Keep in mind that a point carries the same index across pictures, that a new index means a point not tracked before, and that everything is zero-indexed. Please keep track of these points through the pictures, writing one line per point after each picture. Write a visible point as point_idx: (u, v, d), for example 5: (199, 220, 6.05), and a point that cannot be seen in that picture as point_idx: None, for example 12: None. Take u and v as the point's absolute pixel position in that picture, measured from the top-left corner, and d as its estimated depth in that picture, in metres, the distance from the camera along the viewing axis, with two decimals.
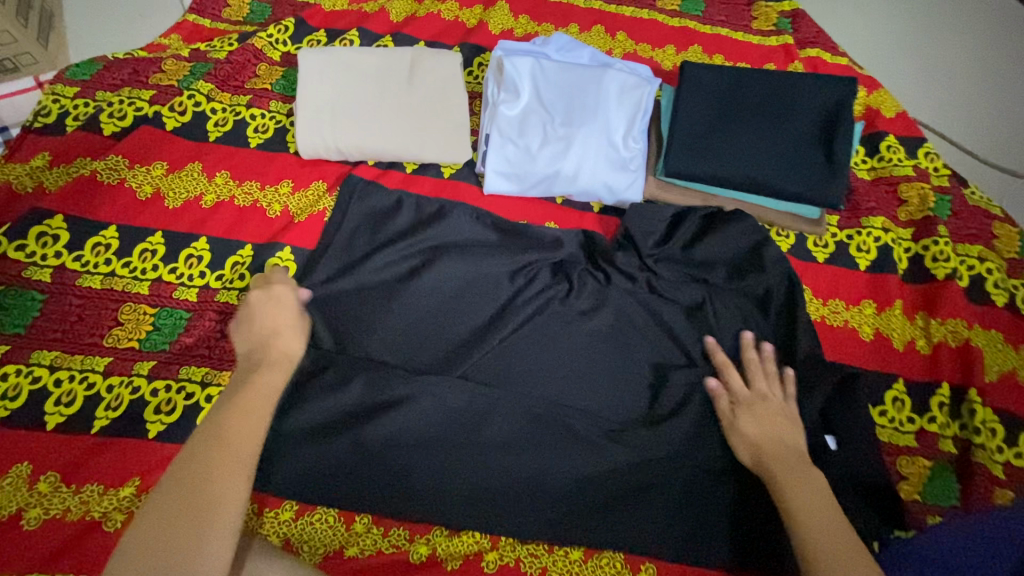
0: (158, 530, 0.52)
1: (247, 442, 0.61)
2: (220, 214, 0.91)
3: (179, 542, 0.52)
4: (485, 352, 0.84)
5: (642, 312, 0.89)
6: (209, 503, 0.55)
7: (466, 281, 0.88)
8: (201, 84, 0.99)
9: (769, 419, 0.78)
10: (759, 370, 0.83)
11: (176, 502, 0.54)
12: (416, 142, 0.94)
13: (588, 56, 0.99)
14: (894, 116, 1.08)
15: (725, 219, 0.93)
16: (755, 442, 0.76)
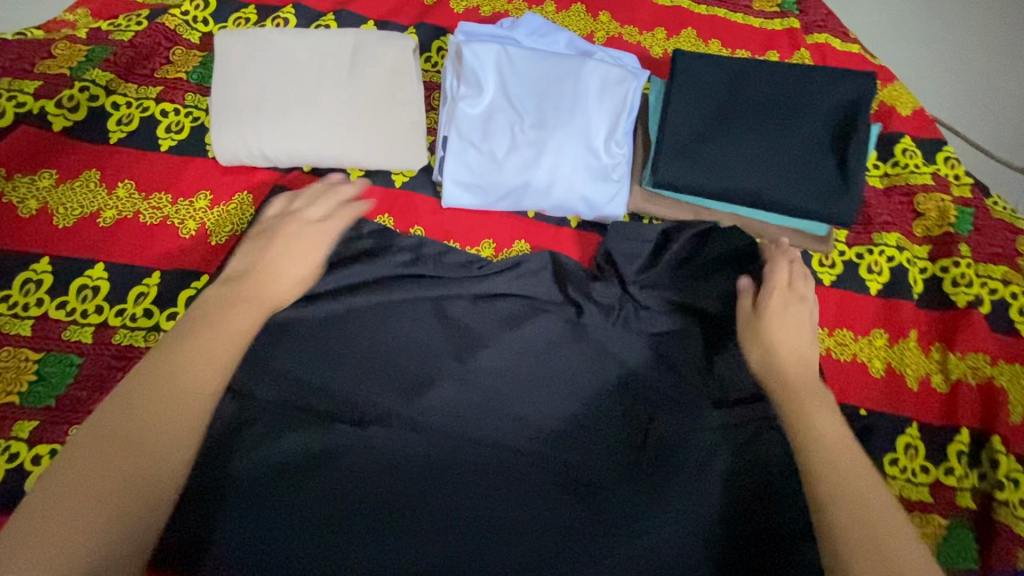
0: (81, 496, 0.45)
1: (195, 372, 0.56)
2: (122, 234, 0.76)
3: (112, 476, 0.47)
4: (435, 396, 0.69)
5: (627, 347, 0.74)
6: (145, 441, 0.50)
7: (405, 320, 0.74)
8: (99, 73, 0.82)
9: (791, 326, 0.74)
10: (777, 298, 0.75)
11: (112, 430, 0.50)
12: (359, 146, 0.79)
13: (565, 42, 0.84)
14: (911, 114, 0.95)
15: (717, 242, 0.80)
16: (774, 357, 0.71)
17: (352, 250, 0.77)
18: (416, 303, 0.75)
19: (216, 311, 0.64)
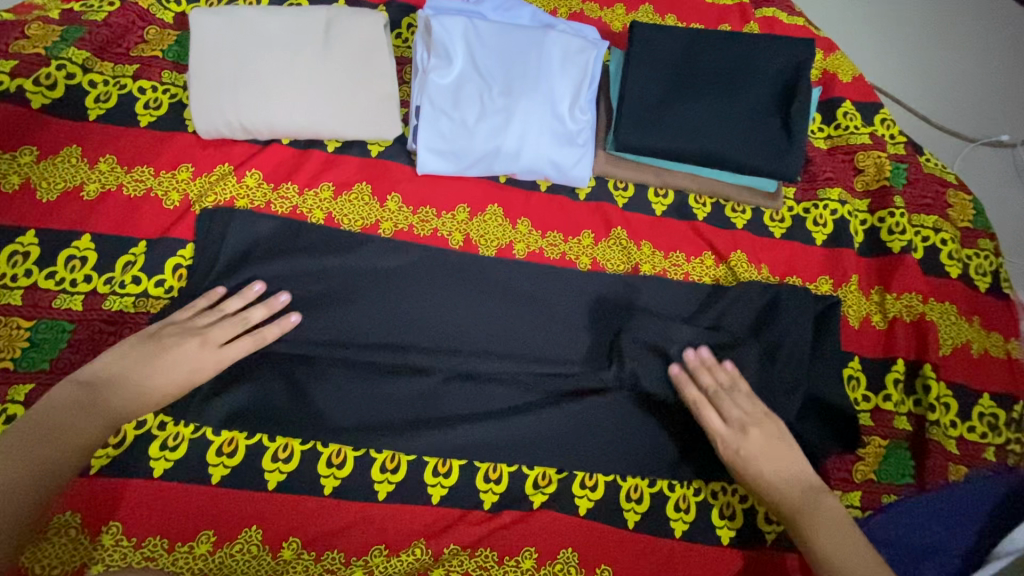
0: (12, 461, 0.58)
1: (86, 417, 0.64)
2: (105, 208, 0.78)
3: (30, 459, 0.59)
4: (435, 378, 0.76)
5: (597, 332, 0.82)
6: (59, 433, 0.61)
7: (403, 359, 0.76)
8: (74, 53, 0.84)
9: (773, 451, 0.73)
10: (744, 445, 0.73)
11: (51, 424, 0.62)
12: (334, 116, 0.83)
13: (529, 16, 0.89)
14: (851, 79, 1.03)
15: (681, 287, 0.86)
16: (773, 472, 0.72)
17: (359, 317, 0.77)
18: (415, 360, 0.76)
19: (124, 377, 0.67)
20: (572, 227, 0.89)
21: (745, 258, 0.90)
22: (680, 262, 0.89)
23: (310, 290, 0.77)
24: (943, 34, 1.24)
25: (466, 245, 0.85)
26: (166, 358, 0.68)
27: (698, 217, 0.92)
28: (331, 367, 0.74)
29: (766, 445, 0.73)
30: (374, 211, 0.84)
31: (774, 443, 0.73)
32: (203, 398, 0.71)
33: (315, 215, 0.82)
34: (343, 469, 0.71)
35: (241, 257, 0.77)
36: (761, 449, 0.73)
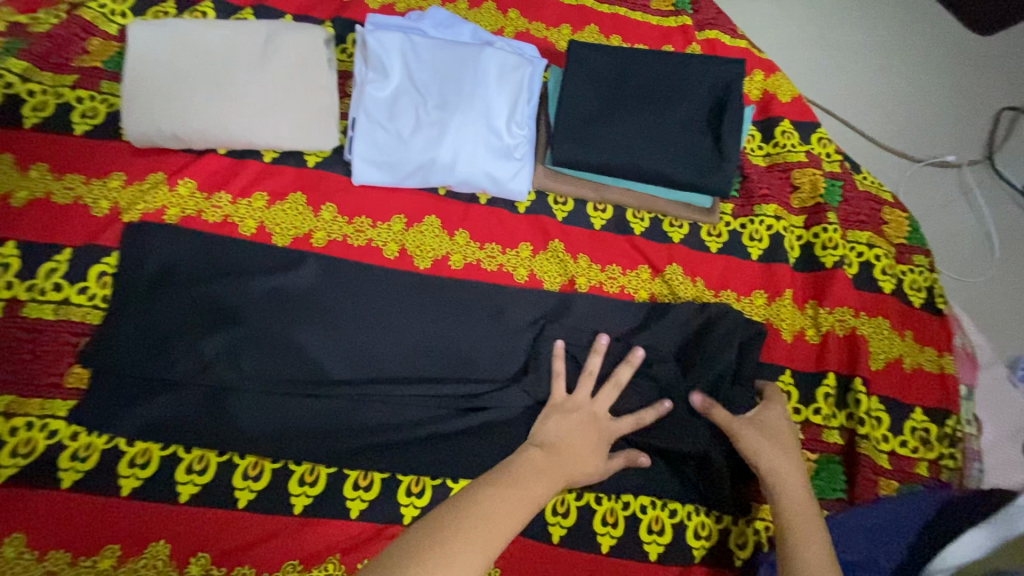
0: None
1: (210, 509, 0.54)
2: (33, 214, 0.78)
3: None
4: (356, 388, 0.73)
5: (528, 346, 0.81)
6: None
7: (326, 369, 0.74)
8: (14, 62, 0.85)
9: (779, 459, 0.70)
10: (752, 441, 0.71)
11: None
12: (270, 127, 0.83)
13: (468, 33, 0.91)
14: (790, 99, 1.06)
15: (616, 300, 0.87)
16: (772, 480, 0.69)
17: (282, 325, 0.75)
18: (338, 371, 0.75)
19: None
20: (510, 239, 0.90)
21: (680, 271, 0.91)
22: (616, 275, 0.89)
23: (233, 296, 0.75)
24: (887, 58, 1.28)
25: (401, 255, 0.85)
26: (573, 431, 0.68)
27: (636, 231, 0.93)
28: (249, 377, 0.72)
29: (789, 452, 0.71)
30: (308, 220, 0.84)
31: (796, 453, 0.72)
32: (116, 408, 0.70)
33: (246, 224, 0.82)
34: (259, 482, 0.71)
35: (164, 265, 0.76)
36: (775, 455, 0.70)
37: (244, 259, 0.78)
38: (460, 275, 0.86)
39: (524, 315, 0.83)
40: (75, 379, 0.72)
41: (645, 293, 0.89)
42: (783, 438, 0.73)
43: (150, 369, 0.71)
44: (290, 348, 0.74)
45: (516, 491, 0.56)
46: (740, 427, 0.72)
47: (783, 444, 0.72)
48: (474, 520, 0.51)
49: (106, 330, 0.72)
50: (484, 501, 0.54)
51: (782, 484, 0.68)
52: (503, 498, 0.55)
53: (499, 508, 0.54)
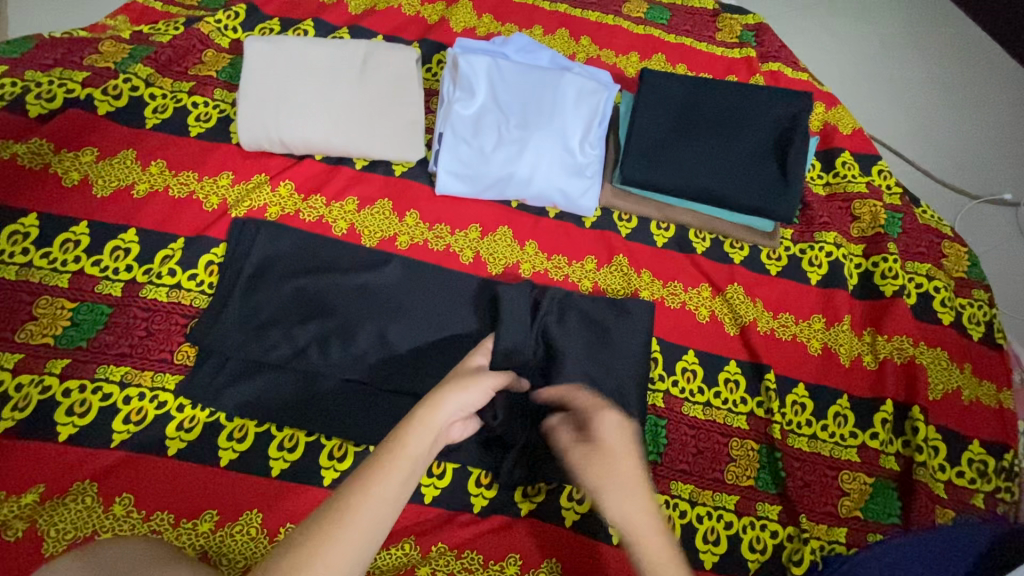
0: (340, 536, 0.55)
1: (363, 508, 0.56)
2: (152, 206, 0.86)
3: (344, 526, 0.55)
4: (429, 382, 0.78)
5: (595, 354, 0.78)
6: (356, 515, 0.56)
7: (401, 363, 0.79)
8: (139, 68, 0.93)
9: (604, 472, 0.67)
10: (597, 464, 0.68)
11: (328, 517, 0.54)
12: (364, 137, 0.91)
13: (548, 58, 0.97)
14: (851, 132, 1.09)
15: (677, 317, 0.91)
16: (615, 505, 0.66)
17: (366, 319, 0.81)
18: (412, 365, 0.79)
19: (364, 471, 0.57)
20: (577, 252, 0.94)
21: (741, 291, 0.94)
22: (678, 291, 0.93)
23: (325, 290, 0.82)
24: (946, 95, 1.30)
25: (476, 261, 0.91)
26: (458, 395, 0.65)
27: (698, 251, 0.97)
28: (338, 364, 0.77)
29: (624, 488, 0.66)
30: (393, 225, 0.91)
31: (634, 481, 0.66)
32: (218, 386, 0.76)
33: (339, 225, 0.89)
34: (343, 463, 0.76)
35: (264, 257, 0.83)
36: (619, 492, 0.66)
37: (339, 257, 0.85)
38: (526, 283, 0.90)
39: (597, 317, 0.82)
40: (183, 357, 0.79)
41: (706, 311, 0.92)
42: (613, 471, 0.67)
43: (249, 351, 0.77)
44: (372, 341, 0.79)
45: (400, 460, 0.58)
46: (573, 451, 0.70)
47: (605, 455, 0.69)
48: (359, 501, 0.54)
49: (211, 314, 0.79)
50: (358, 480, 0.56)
51: (621, 504, 0.65)
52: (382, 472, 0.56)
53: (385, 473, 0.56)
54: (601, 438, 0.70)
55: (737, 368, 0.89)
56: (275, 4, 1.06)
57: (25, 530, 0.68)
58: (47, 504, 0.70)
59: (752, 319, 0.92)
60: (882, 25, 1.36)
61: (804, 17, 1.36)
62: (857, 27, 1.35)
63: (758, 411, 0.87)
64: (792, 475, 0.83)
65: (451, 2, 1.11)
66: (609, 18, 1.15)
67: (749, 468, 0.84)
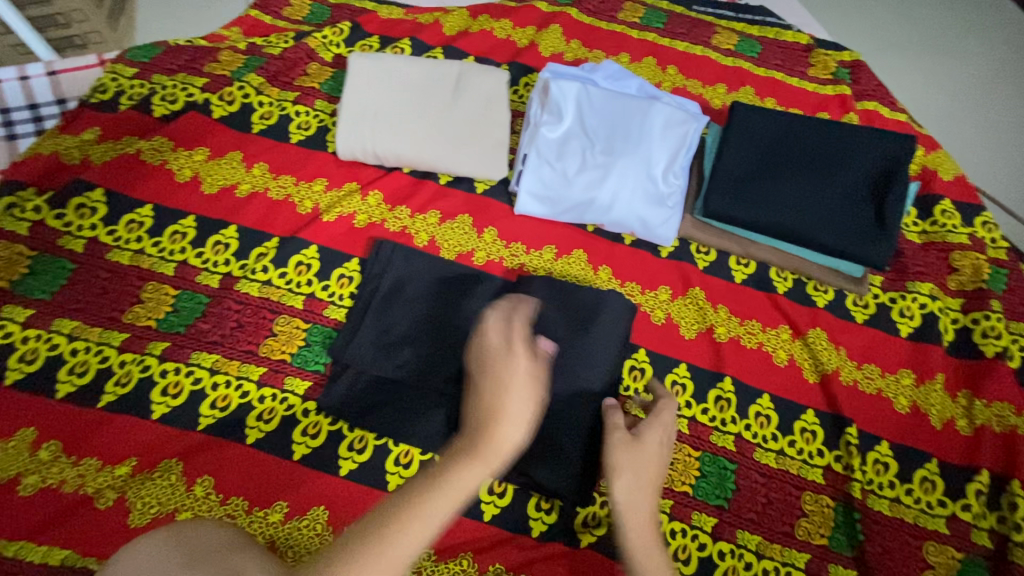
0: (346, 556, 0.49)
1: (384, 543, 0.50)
2: (252, 205, 0.91)
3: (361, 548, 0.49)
4: None
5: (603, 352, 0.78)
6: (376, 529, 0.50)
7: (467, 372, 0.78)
8: (252, 77, 1.00)
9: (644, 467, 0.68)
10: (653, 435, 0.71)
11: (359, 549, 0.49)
12: (451, 154, 0.93)
13: (636, 87, 0.98)
14: (952, 178, 1.03)
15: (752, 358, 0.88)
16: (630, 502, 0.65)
17: (442, 328, 0.81)
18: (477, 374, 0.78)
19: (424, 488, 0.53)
20: (651, 281, 0.93)
21: (824, 336, 0.90)
22: (755, 331, 0.90)
23: (417, 302, 0.84)
24: None
25: None
26: (512, 407, 0.58)
27: (779, 291, 0.93)
28: (414, 373, 0.79)
29: (640, 481, 0.67)
30: (471, 240, 0.93)
31: (644, 477, 0.67)
32: (353, 398, 0.79)
33: (420, 237, 0.92)
34: (409, 469, 0.78)
35: (397, 279, 0.85)
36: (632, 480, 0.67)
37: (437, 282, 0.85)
38: None
39: (591, 305, 0.81)
40: (268, 350, 0.83)
41: (785, 355, 0.88)
42: (643, 465, 0.68)
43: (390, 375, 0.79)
44: (446, 350, 0.80)
45: (439, 496, 0.52)
46: (616, 431, 0.71)
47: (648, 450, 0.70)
48: (397, 530, 0.50)
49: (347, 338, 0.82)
50: (398, 504, 0.52)
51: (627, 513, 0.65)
52: (415, 510, 0.51)
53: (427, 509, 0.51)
54: (646, 438, 0.71)
55: (815, 418, 0.85)
56: (376, 23, 1.12)
57: (115, 499, 0.73)
58: (137, 477, 0.74)
59: (835, 367, 0.87)
60: (986, 68, 1.29)
61: (903, 54, 1.30)
62: (960, 69, 1.28)
63: (836, 465, 0.82)
64: (870, 539, 0.78)
65: (542, 27, 1.14)
66: (698, 48, 1.14)
67: (824, 526, 0.79)
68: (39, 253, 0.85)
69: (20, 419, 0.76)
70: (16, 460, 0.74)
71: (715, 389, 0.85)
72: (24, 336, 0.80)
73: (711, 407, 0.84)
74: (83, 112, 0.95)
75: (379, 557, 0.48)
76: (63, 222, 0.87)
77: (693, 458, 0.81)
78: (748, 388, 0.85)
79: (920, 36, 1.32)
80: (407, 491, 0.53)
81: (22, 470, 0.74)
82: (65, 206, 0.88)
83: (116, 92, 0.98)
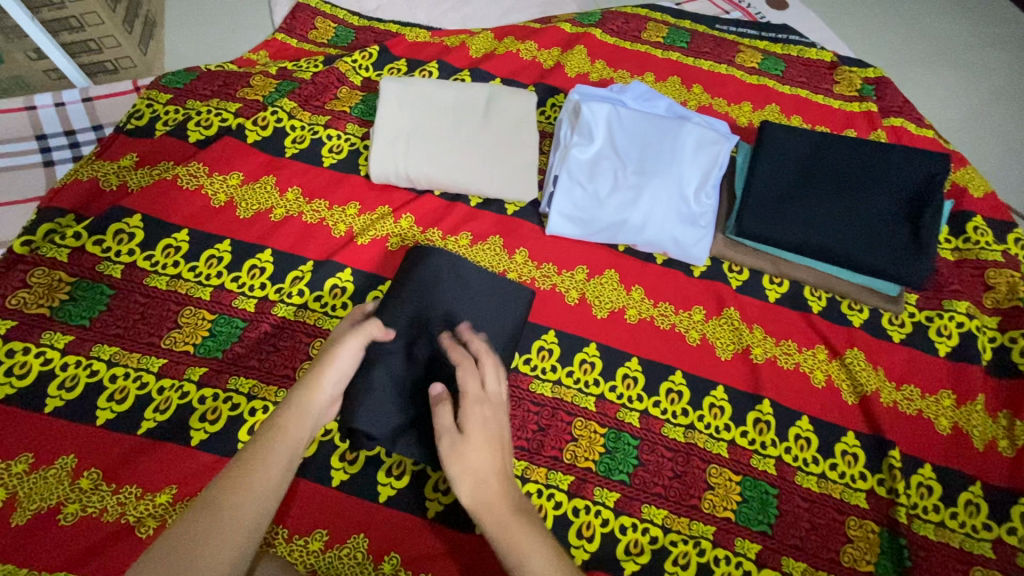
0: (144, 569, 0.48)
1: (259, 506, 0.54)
2: (286, 229, 0.92)
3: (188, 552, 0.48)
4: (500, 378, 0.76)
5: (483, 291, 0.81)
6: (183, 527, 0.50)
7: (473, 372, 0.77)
8: (284, 101, 1.01)
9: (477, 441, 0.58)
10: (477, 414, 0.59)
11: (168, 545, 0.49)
12: (483, 176, 0.94)
13: (665, 107, 0.98)
14: (983, 195, 1.02)
15: (791, 380, 0.87)
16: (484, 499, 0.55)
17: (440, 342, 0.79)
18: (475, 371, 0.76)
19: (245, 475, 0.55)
20: (684, 301, 0.93)
21: (861, 356, 0.89)
22: (791, 351, 0.89)
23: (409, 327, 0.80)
24: None
25: (581, 302, 0.91)
26: (335, 364, 0.66)
27: (814, 310, 0.93)
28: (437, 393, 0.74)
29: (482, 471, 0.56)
30: (503, 262, 0.93)
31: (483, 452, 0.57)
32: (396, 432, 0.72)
33: None
34: (448, 495, 0.77)
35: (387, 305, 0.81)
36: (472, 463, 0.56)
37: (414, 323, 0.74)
38: (632, 332, 0.89)
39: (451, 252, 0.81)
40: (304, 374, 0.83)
41: (823, 375, 0.87)
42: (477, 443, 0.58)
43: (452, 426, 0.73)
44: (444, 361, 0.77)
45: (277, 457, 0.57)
46: (443, 437, 0.58)
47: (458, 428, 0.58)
48: (250, 478, 0.55)
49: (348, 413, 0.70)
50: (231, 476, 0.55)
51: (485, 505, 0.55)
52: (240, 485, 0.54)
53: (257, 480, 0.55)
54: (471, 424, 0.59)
55: (856, 440, 0.84)
56: (403, 46, 1.13)
57: (156, 528, 0.73)
58: (177, 505, 0.74)
59: (874, 388, 0.86)
60: (1008, 83, 1.29)
61: (924, 69, 1.30)
62: (983, 84, 1.29)
63: (879, 489, 0.81)
64: (919, 565, 0.76)
65: (567, 48, 1.15)
66: (722, 67, 1.15)
67: (869, 551, 0.78)
68: (77, 279, 0.86)
69: (60, 447, 0.76)
70: (56, 488, 0.74)
71: (753, 412, 0.84)
72: (64, 362, 0.81)
73: (751, 430, 0.83)
74: (119, 138, 0.97)
75: (234, 510, 0.52)
76: (102, 248, 0.88)
77: (734, 483, 0.80)
78: (787, 410, 0.85)
79: (941, 52, 1.32)
80: (244, 461, 0.56)
81: (62, 499, 0.73)
82: (104, 232, 0.89)
83: (151, 118, 0.99)
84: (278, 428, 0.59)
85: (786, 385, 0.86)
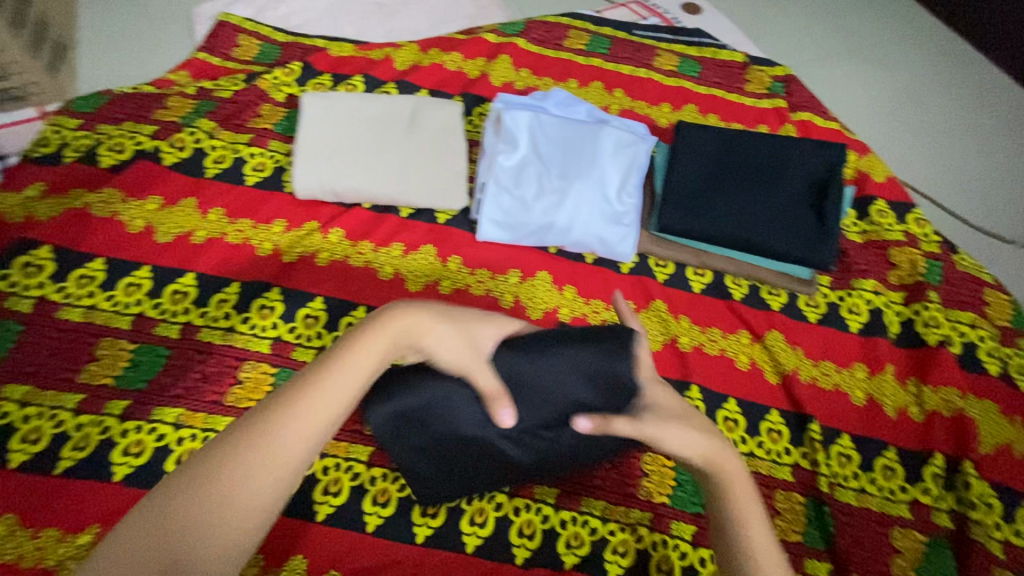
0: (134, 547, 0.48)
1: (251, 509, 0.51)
2: (209, 252, 0.90)
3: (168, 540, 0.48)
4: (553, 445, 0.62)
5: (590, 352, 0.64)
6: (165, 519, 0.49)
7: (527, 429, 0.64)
8: (203, 122, 1.00)
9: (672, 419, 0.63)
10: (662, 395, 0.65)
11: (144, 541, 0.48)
12: (410, 187, 0.95)
13: (585, 112, 1.01)
14: (884, 180, 1.10)
15: (717, 365, 0.91)
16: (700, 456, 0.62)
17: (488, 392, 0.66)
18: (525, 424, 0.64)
19: (225, 460, 0.51)
20: (615, 296, 0.96)
21: (781, 338, 0.94)
22: (717, 337, 0.93)
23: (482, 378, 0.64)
24: (979, 143, 1.31)
25: (516, 305, 0.93)
26: (345, 355, 0.57)
27: (736, 297, 0.97)
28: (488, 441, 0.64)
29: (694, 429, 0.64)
30: (436, 270, 0.94)
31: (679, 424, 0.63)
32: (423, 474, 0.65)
33: (385, 270, 0.92)
34: (387, 508, 0.77)
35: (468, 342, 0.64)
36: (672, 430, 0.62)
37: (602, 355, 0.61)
38: None
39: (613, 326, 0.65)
40: (234, 399, 0.81)
41: (746, 358, 0.92)
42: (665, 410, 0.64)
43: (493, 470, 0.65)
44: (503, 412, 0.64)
45: (258, 452, 0.52)
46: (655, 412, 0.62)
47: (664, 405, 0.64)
48: (232, 469, 0.51)
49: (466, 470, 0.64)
50: (219, 454, 0.52)
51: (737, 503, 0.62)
52: (257, 445, 0.52)
53: (251, 468, 0.51)
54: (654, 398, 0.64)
55: (779, 418, 0.88)
56: (326, 61, 1.13)
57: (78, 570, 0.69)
58: None
59: (793, 366, 0.91)
60: (905, 75, 1.39)
61: (830, 65, 1.39)
62: (882, 77, 1.38)
63: (804, 462, 0.86)
64: (842, 530, 0.81)
65: (491, 58, 1.17)
66: (641, 71, 1.20)
67: (797, 522, 0.82)
68: None
69: None
70: None
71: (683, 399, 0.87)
72: None
73: None
74: (24, 168, 0.93)
75: (207, 512, 0.49)
76: (9, 283, 0.84)
77: (668, 469, 0.83)
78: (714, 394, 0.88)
79: (845, 49, 1.42)
80: (231, 441, 0.52)
81: None
82: (10, 266, 0.85)
83: (59, 145, 0.95)
84: (282, 406, 0.54)
85: (714, 371, 0.90)
